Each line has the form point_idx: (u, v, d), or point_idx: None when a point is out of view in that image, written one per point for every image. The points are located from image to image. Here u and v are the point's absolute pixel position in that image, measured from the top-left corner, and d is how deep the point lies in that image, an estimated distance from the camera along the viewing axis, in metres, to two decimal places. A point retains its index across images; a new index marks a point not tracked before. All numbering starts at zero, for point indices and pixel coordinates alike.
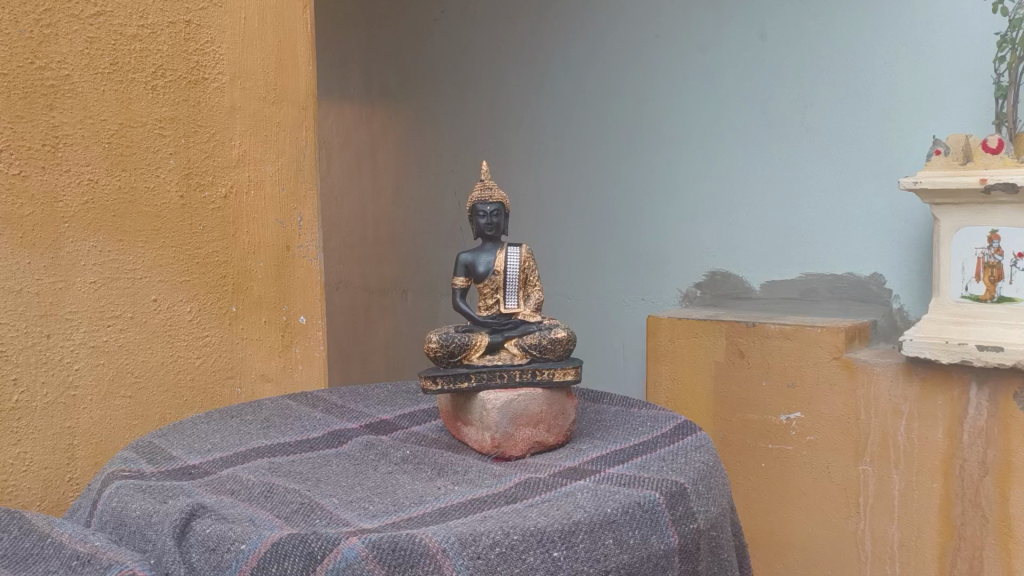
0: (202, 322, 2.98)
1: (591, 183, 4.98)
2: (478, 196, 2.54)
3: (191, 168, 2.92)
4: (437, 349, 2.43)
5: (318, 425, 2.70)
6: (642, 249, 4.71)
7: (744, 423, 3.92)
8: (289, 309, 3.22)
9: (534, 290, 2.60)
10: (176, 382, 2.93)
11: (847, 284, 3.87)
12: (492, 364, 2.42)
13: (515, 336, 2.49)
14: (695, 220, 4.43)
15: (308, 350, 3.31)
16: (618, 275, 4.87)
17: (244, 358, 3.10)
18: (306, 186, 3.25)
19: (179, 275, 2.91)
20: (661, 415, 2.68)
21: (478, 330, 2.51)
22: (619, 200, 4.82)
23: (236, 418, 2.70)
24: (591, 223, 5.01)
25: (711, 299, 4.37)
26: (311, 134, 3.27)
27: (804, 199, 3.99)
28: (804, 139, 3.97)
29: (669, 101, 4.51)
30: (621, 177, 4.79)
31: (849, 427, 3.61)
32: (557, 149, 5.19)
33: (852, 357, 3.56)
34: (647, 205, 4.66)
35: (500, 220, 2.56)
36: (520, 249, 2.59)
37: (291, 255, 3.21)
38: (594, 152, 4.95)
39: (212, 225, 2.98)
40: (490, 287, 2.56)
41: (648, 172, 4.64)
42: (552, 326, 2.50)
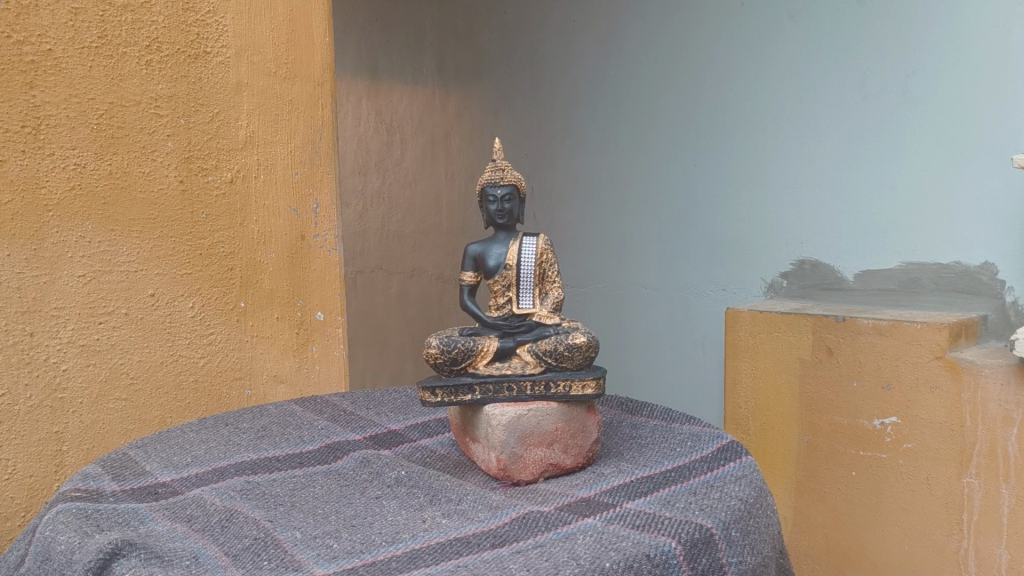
0: (207, 319, 2.75)
1: (657, 165, 4.48)
2: (487, 181, 2.20)
3: (193, 151, 2.69)
4: (437, 356, 2.11)
5: (317, 435, 2.43)
6: (715, 239, 4.20)
7: (832, 428, 3.32)
8: (304, 304, 2.97)
9: (553, 287, 2.23)
10: (176, 384, 2.70)
11: (954, 274, 3.28)
12: (500, 374, 2.09)
13: (529, 340, 2.16)
14: (771, 206, 3.93)
15: (327, 349, 3.05)
16: (686, 268, 4.36)
17: (254, 358, 2.87)
18: (322, 171, 2.99)
19: (180, 268, 2.68)
20: (704, 432, 2.30)
21: (488, 334, 2.20)
22: (689, 185, 4.31)
23: (230, 425, 2.46)
24: (658, 210, 4.49)
25: (800, 290, 3.82)
26: (328, 112, 3.00)
27: (902, 181, 3.42)
28: (904, 113, 3.40)
29: (747, 73, 3.98)
30: (690, 158, 4.29)
31: (954, 435, 2.96)
32: (620, 130, 4.69)
33: (957, 357, 2.92)
34: (720, 189, 4.16)
35: (513, 205, 2.21)
36: (537, 239, 2.22)
37: (306, 245, 2.96)
38: (661, 132, 4.45)
39: (217, 213, 2.75)
40: (502, 284, 2.21)
41: (722, 153, 4.13)
42: (573, 329, 2.14)
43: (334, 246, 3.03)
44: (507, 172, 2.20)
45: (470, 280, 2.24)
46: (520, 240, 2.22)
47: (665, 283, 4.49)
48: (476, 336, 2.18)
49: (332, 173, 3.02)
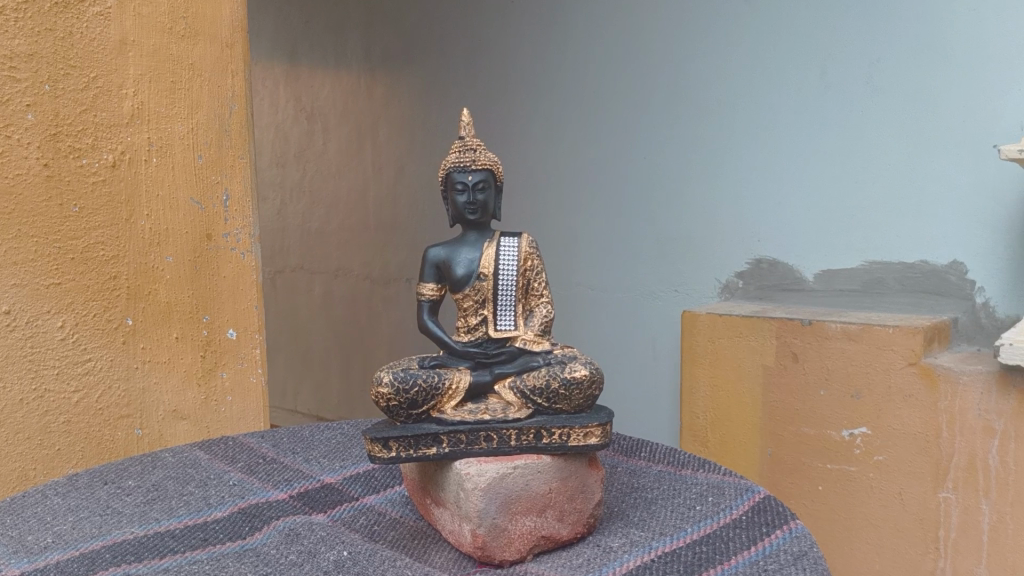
0: (82, 341, 2.17)
1: (565, 168, 3.39)
2: (455, 166, 1.67)
3: (60, 126, 2.10)
4: (392, 397, 1.59)
5: (229, 496, 1.89)
6: (651, 258, 3.11)
7: (799, 440, 2.45)
8: (211, 321, 2.38)
9: (540, 302, 1.71)
10: (42, 426, 2.12)
11: (919, 275, 2.45)
12: (477, 419, 1.58)
13: (512, 373, 1.65)
14: (723, 215, 2.87)
15: (241, 376, 2.45)
16: (615, 295, 3.26)
17: (147, 390, 2.29)
18: (233, 154, 2.39)
19: (46, 277, 2.10)
20: (727, 483, 1.83)
21: (457, 365, 1.67)
22: (611, 192, 3.22)
23: (111, 487, 1.89)
24: (573, 225, 3.40)
25: (756, 292, 2.82)
26: (240, 79, 2.39)
27: (888, 143, 2.46)
28: (867, 106, 2.49)
29: (666, 48, 2.97)
30: (608, 158, 3.22)
31: (928, 446, 2.19)
32: (520, 123, 3.59)
33: (933, 362, 2.16)
34: (649, 198, 3.08)
35: (488, 197, 1.69)
36: (520, 240, 1.70)
37: (212, 246, 2.37)
38: (567, 124, 3.37)
39: (94, 206, 2.17)
40: (475, 300, 1.68)
41: (645, 151, 3.08)
42: (572, 358, 1.64)
43: (249, 247, 2.43)
44: (480, 153, 1.68)
45: (432, 295, 1.70)
46: (498, 240, 1.69)
47: (595, 312, 3.37)
48: (442, 368, 1.66)
49: (246, 156, 2.41)
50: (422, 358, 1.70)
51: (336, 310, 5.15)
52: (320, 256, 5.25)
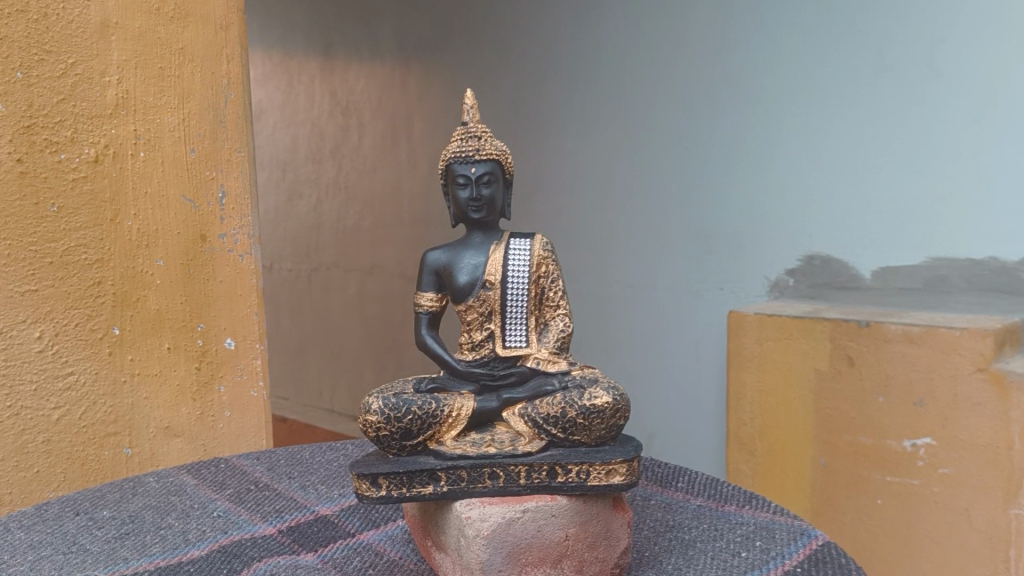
0: (62, 353, 1.98)
1: (590, 158, 3.01)
2: (456, 157, 1.44)
3: (34, 117, 1.91)
4: (381, 427, 1.36)
5: (212, 529, 1.68)
6: (694, 254, 2.74)
7: (856, 451, 2.13)
8: (206, 330, 2.17)
9: (556, 314, 1.46)
10: (19, 447, 1.93)
11: (990, 273, 2.12)
12: (481, 453, 1.35)
13: (523, 399, 1.41)
14: (776, 206, 2.51)
15: (239, 391, 2.25)
16: (651, 297, 2.89)
17: (136, 406, 2.09)
18: (229, 147, 2.18)
19: (21, 283, 1.92)
20: (778, 525, 1.57)
21: (460, 388, 1.44)
22: (644, 182, 2.85)
23: (83, 517, 1.69)
24: (601, 221, 3.02)
25: (807, 290, 2.47)
26: (236, 66, 2.19)
27: (959, 112, 2.13)
28: (931, 70, 2.16)
29: (704, 22, 2.62)
30: (640, 145, 2.85)
31: (999, 459, 1.88)
32: (534, 108, 3.20)
33: (1007, 367, 1.85)
34: (690, 188, 2.72)
35: (496, 192, 1.45)
36: (532, 242, 1.46)
37: (206, 248, 2.16)
38: (588, 110, 2.99)
39: (75, 205, 1.98)
40: (480, 313, 1.45)
41: (682, 137, 2.72)
42: (592, 381, 1.39)
43: (248, 249, 2.22)
44: (486, 142, 1.45)
45: (432, 307, 1.47)
46: (506, 243, 1.46)
47: (628, 315, 2.99)
48: (441, 392, 1.43)
49: (244, 149, 2.21)
50: (419, 380, 1.47)
51: (350, 310, 4.86)
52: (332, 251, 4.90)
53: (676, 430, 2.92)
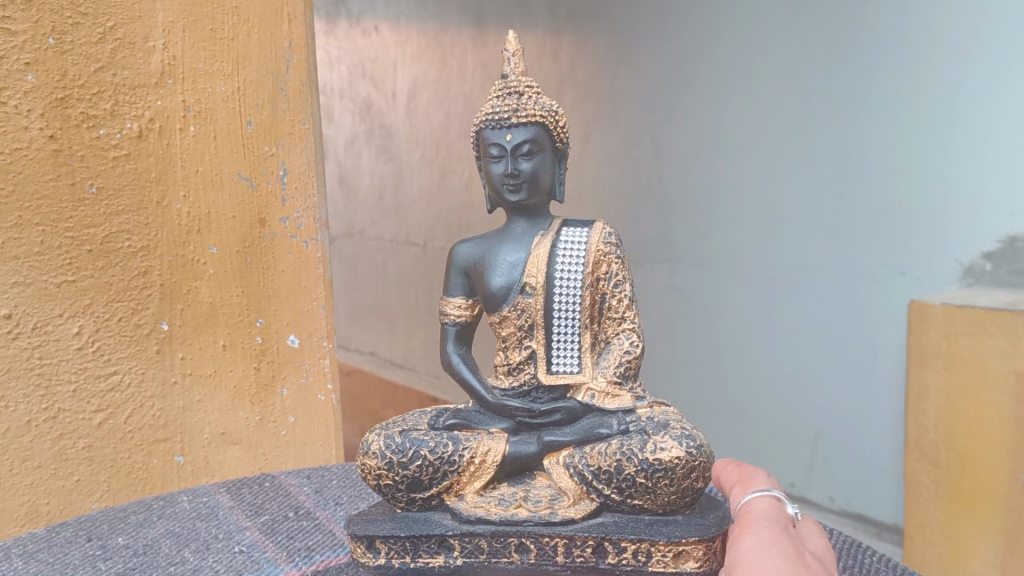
0: (102, 351, 1.79)
1: (725, 102, 2.25)
2: (488, 121, 1.26)
3: (67, 87, 1.70)
4: (382, 474, 1.14)
5: (226, 558, 1.43)
6: (873, 237, 2.00)
7: None
8: (266, 326, 1.96)
9: (618, 331, 1.27)
10: (57, 454, 1.76)
11: None
12: (505, 519, 1.08)
13: (570, 444, 1.18)
14: (998, 177, 1.75)
15: (304, 394, 2.04)
16: (806, 287, 2.16)
17: (188, 409, 1.91)
18: (291, 118, 1.93)
19: (57, 274, 1.72)
20: None
21: (489, 428, 1.23)
22: (814, 139, 2.08)
23: (93, 545, 1.47)
24: (740, 185, 2.26)
25: (1008, 280, 1.75)
26: (297, 25, 1.91)
27: None
28: None
29: None
30: (818, 89, 2.04)
31: None
32: (660, 42, 2.37)
33: None
34: (882, 152, 1.95)
35: (537, 162, 1.27)
36: (588, 234, 1.28)
37: (266, 235, 1.93)
38: (737, 47, 2.19)
39: (117, 185, 1.77)
40: (518, 327, 1.29)
41: (871, 80, 1.93)
42: (663, 430, 1.13)
43: (313, 235, 1.97)
44: (528, 100, 1.25)
45: (461, 317, 1.31)
46: (555, 235, 1.28)
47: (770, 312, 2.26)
48: (461, 433, 1.19)
49: (308, 120, 1.95)
50: (438, 414, 1.25)
51: (397, 288, 3.96)
52: (383, 213, 4.00)
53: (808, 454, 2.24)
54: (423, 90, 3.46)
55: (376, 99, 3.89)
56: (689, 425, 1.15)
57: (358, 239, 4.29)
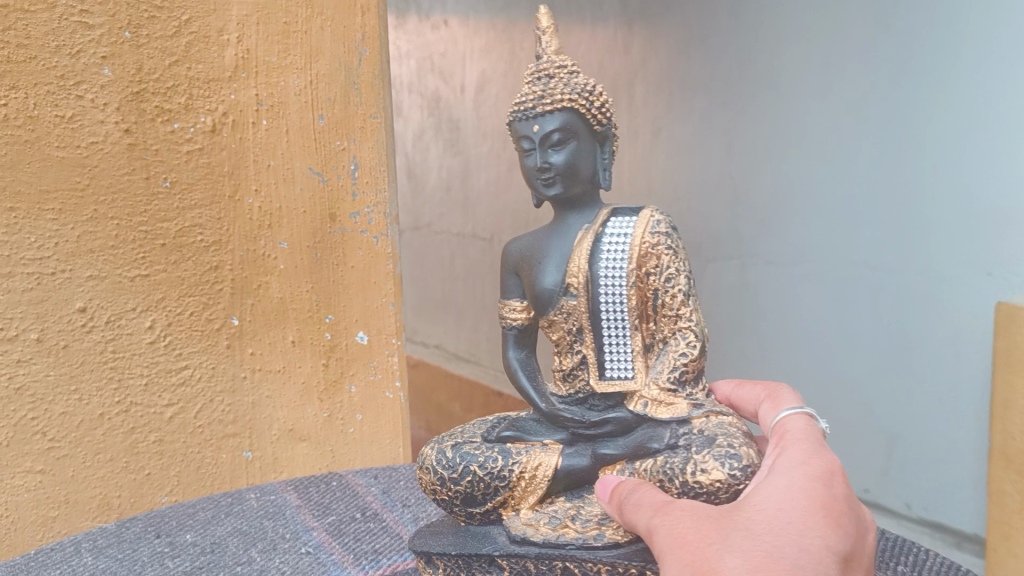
0: (174, 345, 1.80)
1: (806, 91, 2.13)
2: (516, 112, 1.24)
3: (144, 81, 1.69)
4: (439, 489, 1.18)
5: (291, 557, 1.42)
6: (953, 231, 1.88)
7: None
8: (335, 322, 1.94)
9: (675, 330, 1.21)
10: (128, 447, 1.78)
11: None
12: (549, 541, 1.09)
13: (622, 458, 1.15)
14: None
15: (373, 391, 2.01)
16: (892, 291, 2.04)
17: (257, 405, 1.91)
18: (363, 112, 1.89)
19: (130, 268, 1.73)
20: None
21: (543, 440, 1.21)
22: (887, 128, 1.98)
23: (161, 542, 1.46)
24: (819, 180, 2.14)
25: None
26: (371, 16, 1.86)
27: None
28: None
29: None
30: (906, 80, 1.92)
31: None
32: (729, 30, 2.29)
33: None
34: (973, 146, 1.82)
35: (570, 147, 1.23)
36: (634, 226, 1.23)
37: (337, 230, 1.90)
38: (821, 33, 2.07)
39: (190, 179, 1.77)
40: (567, 331, 1.26)
41: (966, 69, 1.80)
42: (707, 444, 1.09)
43: (384, 230, 1.93)
44: (557, 85, 1.21)
45: (517, 321, 1.30)
46: (600, 227, 1.24)
47: (849, 314, 2.14)
48: (515, 445, 1.20)
49: (381, 114, 1.90)
50: (494, 426, 1.26)
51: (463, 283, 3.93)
52: (450, 208, 3.97)
53: (890, 465, 2.14)
54: (491, 84, 3.42)
55: (444, 93, 3.85)
56: (739, 437, 1.10)
57: (426, 232, 4.26)
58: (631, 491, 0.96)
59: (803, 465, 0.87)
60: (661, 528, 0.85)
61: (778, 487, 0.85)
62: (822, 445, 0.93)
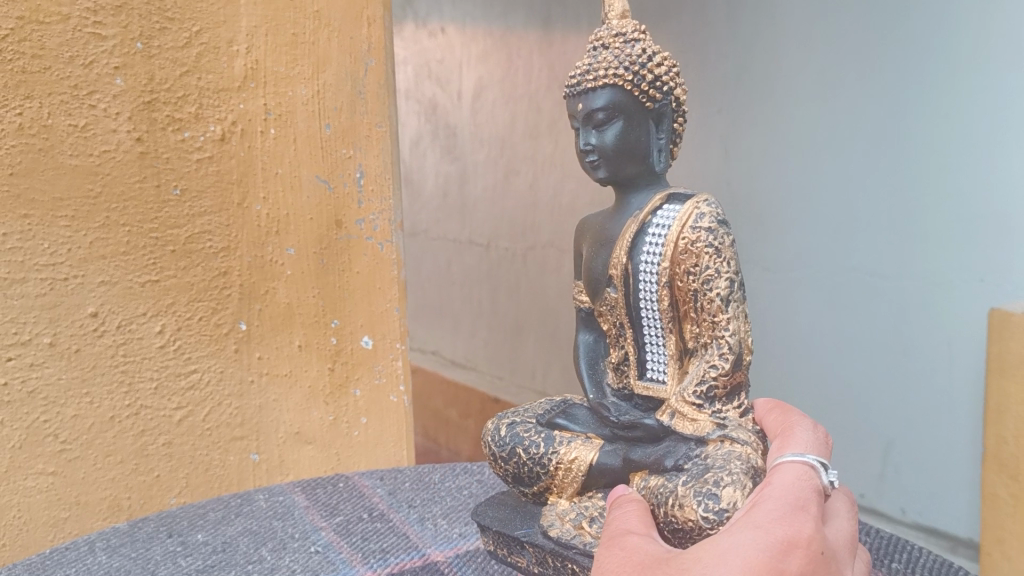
0: (184, 349, 1.83)
1: (801, 100, 2.17)
2: (569, 91, 1.28)
3: (154, 91, 1.73)
4: (495, 464, 1.31)
5: (301, 555, 1.45)
6: (946, 237, 1.93)
7: None
8: (340, 327, 1.98)
9: (714, 334, 1.21)
10: (138, 450, 1.82)
11: None
12: (560, 541, 1.16)
13: (646, 466, 1.19)
14: None
15: (376, 395, 2.05)
16: (886, 296, 2.08)
17: (264, 408, 1.95)
18: (368, 121, 1.93)
19: (141, 273, 1.76)
20: None
21: (586, 433, 1.28)
22: (884, 137, 2.02)
23: (174, 541, 1.50)
24: (815, 187, 2.18)
25: None
26: (376, 29, 1.90)
27: None
28: None
29: None
30: (901, 90, 1.96)
31: None
32: (726, 39, 2.32)
33: None
34: (966, 155, 1.87)
35: (617, 125, 1.24)
36: (675, 219, 1.23)
37: (343, 236, 1.94)
38: (816, 43, 2.11)
39: (199, 187, 1.80)
40: (612, 324, 1.31)
41: (960, 80, 1.85)
42: (701, 476, 1.08)
43: (388, 237, 1.97)
44: (600, 63, 1.24)
45: (585, 305, 1.36)
46: (646, 217, 1.25)
47: (844, 320, 2.18)
48: (561, 434, 1.28)
49: (386, 123, 1.94)
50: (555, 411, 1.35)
51: (461, 289, 3.97)
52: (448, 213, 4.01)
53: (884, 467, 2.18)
54: (489, 91, 3.46)
55: (442, 100, 3.89)
56: (734, 475, 1.06)
57: (422, 238, 4.30)
58: (618, 511, 0.96)
59: (758, 520, 0.78)
60: (601, 563, 0.84)
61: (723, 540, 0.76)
62: (807, 513, 0.79)
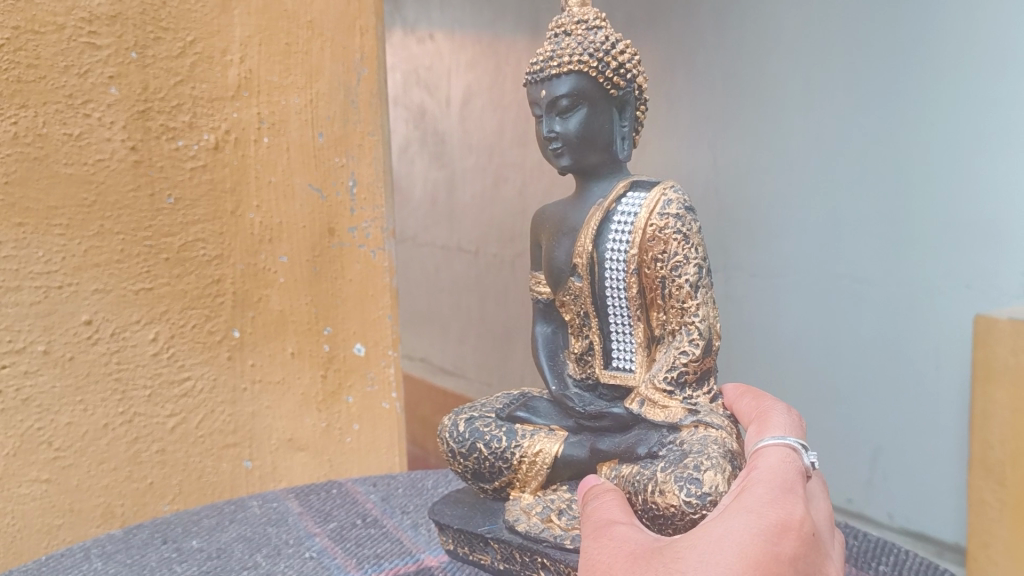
0: (178, 357, 1.84)
1: (788, 108, 2.20)
2: (531, 75, 1.30)
3: (149, 101, 1.74)
4: (453, 459, 1.35)
5: (296, 560, 1.46)
6: (934, 242, 1.97)
7: None
8: (333, 334, 1.99)
9: (681, 321, 1.26)
10: (132, 457, 1.82)
11: None
12: (529, 535, 1.21)
13: (615, 456, 1.25)
14: None
15: (369, 402, 2.06)
16: (872, 302, 2.11)
17: (257, 415, 1.96)
18: (361, 130, 1.95)
19: (134, 282, 1.77)
20: None
21: (550, 425, 1.33)
22: (870, 144, 2.05)
23: (169, 548, 1.50)
24: (802, 194, 2.21)
25: None
26: (368, 39, 1.92)
27: None
28: None
29: None
30: (887, 97, 2.00)
31: None
32: (712, 47, 2.34)
33: None
34: (953, 161, 1.91)
35: (580, 112, 1.28)
36: (642, 205, 1.28)
37: (336, 244, 1.96)
38: (803, 51, 2.14)
39: (193, 196, 1.81)
40: (576, 313, 1.36)
41: (946, 88, 1.88)
42: (679, 461, 1.14)
43: (381, 245, 1.99)
44: (565, 49, 1.26)
45: (545, 296, 1.40)
46: (611, 205, 1.29)
47: (831, 326, 2.21)
48: (523, 427, 1.33)
49: (378, 132, 1.96)
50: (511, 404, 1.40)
51: (450, 295, 3.99)
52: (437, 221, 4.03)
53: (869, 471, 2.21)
54: (478, 98, 3.48)
55: (431, 107, 3.91)
56: (713, 459, 1.12)
57: (411, 245, 4.32)
58: (595, 501, 0.96)
59: (751, 507, 0.79)
60: (589, 553, 0.84)
61: (719, 527, 0.77)
62: (795, 494, 0.82)
